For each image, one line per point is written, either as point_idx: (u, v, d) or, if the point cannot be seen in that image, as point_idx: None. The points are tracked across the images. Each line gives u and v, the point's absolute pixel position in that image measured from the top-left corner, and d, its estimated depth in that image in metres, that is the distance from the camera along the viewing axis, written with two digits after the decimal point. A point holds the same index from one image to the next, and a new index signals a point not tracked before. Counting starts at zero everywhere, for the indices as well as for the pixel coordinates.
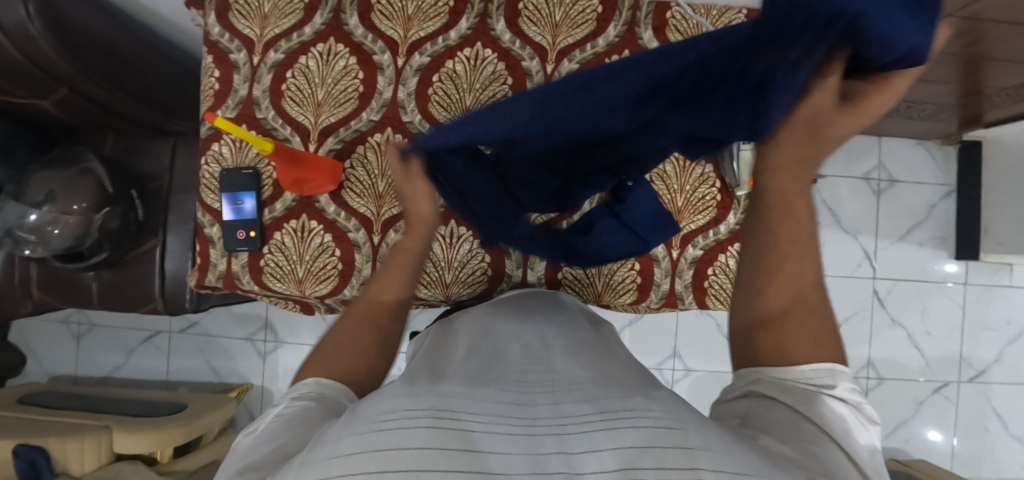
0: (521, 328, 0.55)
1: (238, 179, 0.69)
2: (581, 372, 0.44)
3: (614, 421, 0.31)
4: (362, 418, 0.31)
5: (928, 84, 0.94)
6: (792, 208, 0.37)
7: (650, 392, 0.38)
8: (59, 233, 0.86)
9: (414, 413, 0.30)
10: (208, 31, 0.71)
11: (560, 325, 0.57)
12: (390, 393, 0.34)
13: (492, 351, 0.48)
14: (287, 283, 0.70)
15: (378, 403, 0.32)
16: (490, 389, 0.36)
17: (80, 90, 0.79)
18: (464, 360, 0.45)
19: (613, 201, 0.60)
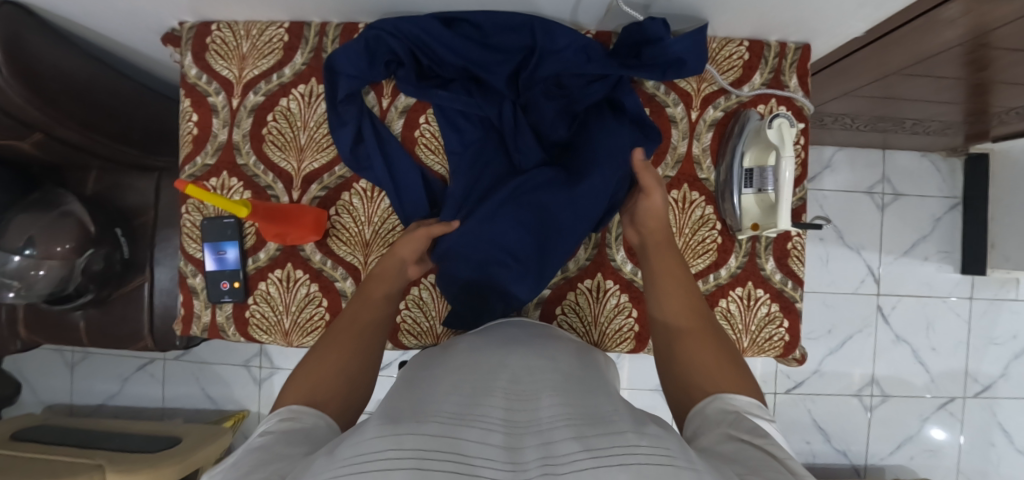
0: (506, 359, 0.49)
1: (220, 229, 0.66)
2: (568, 404, 0.38)
3: (610, 456, 0.27)
4: (337, 462, 0.27)
5: (934, 104, 0.91)
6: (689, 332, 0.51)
7: (636, 426, 0.32)
8: (44, 276, 0.84)
9: (397, 452, 0.26)
10: (185, 72, 0.68)
11: (551, 357, 0.51)
12: (369, 429, 0.30)
13: (481, 383, 0.42)
14: (273, 335, 0.68)
15: (355, 443, 0.28)
16: (480, 426, 0.32)
17: (55, 134, 0.77)
18: (446, 394, 0.39)
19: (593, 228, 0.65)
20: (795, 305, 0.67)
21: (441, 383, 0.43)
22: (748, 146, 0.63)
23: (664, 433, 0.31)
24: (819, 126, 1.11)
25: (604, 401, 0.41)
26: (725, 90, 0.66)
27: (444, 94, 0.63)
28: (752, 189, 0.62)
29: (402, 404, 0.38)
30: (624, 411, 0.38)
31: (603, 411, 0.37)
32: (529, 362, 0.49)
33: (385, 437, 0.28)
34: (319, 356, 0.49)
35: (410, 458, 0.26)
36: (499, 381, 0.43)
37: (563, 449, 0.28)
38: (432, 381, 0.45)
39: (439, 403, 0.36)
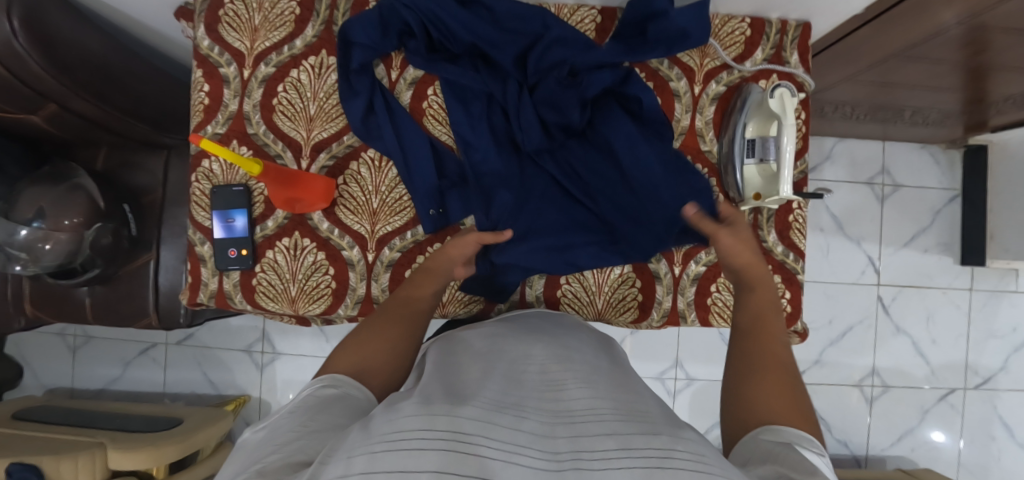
0: (531, 350, 0.50)
1: (229, 197, 0.67)
2: (603, 398, 0.39)
3: (637, 457, 0.28)
4: (375, 434, 0.28)
5: (934, 91, 0.92)
6: (765, 351, 0.51)
7: (672, 430, 0.33)
8: (50, 250, 0.85)
9: (431, 432, 0.28)
10: (197, 44, 0.69)
11: (570, 347, 0.52)
12: (406, 405, 0.32)
13: (510, 375, 0.43)
14: (280, 303, 0.68)
15: (392, 419, 0.30)
16: (509, 414, 0.33)
17: (68, 106, 0.77)
18: (479, 378, 0.41)
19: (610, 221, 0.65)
20: (797, 277, 0.68)
21: (469, 369, 0.44)
22: (749, 118, 0.64)
23: (695, 443, 0.32)
24: (820, 115, 1.13)
25: (645, 403, 0.42)
26: (728, 65, 0.68)
27: (453, 67, 0.64)
28: (755, 159, 0.64)
29: (434, 385, 0.39)
30: (659, 414, 0.39)
31: (642, 409, 0.39)
32: (552, 351, 0.50)
33: (421, 416, 0.29)
34: (367, 333, 0.51)
35: (443, 439, 0.27)
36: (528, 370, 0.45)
37: (591, 446, 0.30)
38: (461, 364, 0.46)
39: (473, 390, 0.38)
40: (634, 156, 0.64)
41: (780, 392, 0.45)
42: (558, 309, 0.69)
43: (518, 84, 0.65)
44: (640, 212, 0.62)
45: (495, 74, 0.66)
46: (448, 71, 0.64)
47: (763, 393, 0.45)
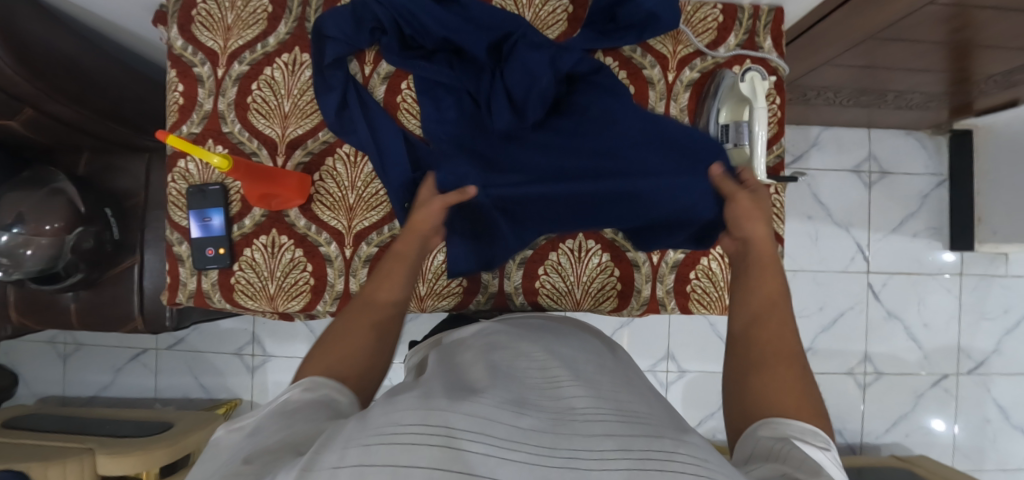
0: (529, 348, 0.48)
1: (204, 196, 0.67)
2: (599, 399, 0.38)
3: (641, 459, 0.27)
4: (369, 427, 0.28)
5: (915, 73, 0.92)
6: (775, 336, 0.47)
7: (676, 433, 0.32)
8: (33, 255, 0.84)
9: (426, 427, 0.27)
10: (170, 44, 0.69)
11: (569, 347, 0.51)
12: (405, 400, 0.31)
13: (506, 369, 0.42)
14: (259, 300, 0.68)
15: (388, 412, 0.29)
16: (507, 407, 0.32)
17: (45, 109, 0.77)
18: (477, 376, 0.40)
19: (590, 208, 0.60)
20: None
21: (469, 367, 0.43)
22: (722, 103, 0.64)
23: (698, 444, 0.31)
24: (803, 102, 1.13)
25: (642, 403, 0.40)
26: (700, 52, 0.68)
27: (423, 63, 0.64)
28: (729, 143, 0.63)
29: (435, 381, 0.38)
30: (663, 416, 0.38)
31: (637, 410, 0.37)
32: (551, 351, 0.48)
33: (419, 411, 0.28)
34: (340, 333, 0.49)
35: (439, 434, 0.26)
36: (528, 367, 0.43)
37: (592, 445, 0.28)
38: (459, 363, 0.45)
39: (470, 386, 0.37)
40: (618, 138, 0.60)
41: (788, 386, 0.42)
42: (536, 299, 0.69)
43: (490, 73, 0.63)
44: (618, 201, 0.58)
45: (467, 68, 0.65)
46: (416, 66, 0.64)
47: (771, 389, 0.43)
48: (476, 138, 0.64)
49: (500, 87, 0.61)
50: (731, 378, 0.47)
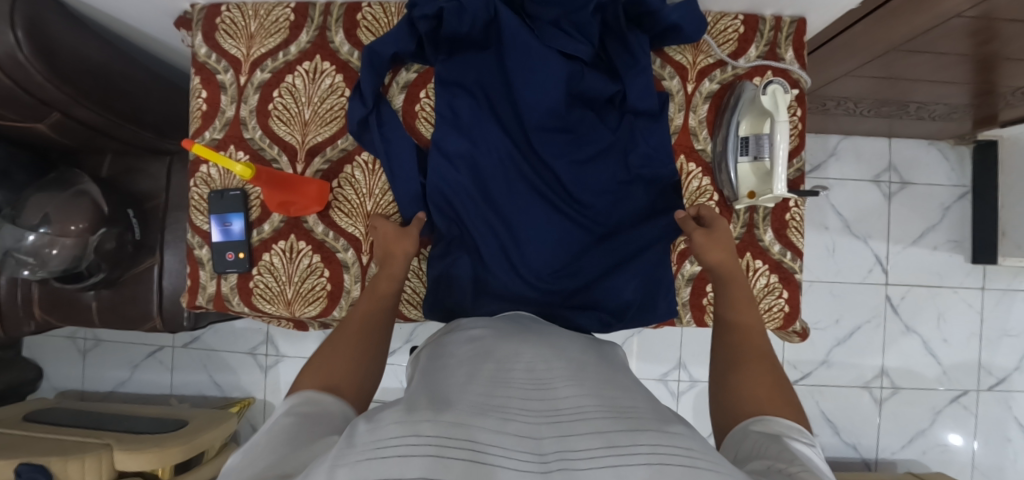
0: (522, 350, 0.48)
1: (225, 201, 0.68)
2: (590, 396, 0.38)
3: (625, 453, 0.27)
4: (358, 443, 0.28)
5: (938, 85, 0.90)
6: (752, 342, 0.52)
7: (659, 424, 0.32)
8: (57, 255, 0.87)
9: (417, 439, 0.27)
10: (195, 51, 0.70)
11: (561, 347, 0.51)
12: (389, 417, 0.31)
13: (496, 373, 0.42)
14: (276, 305, 0.69)
15: (375, 428, 0.29)
16: (495, 415, 0.33)
17: (73, 114, 0.80)
18: (465, 380, 0.41)
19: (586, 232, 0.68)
20: (794, 277, 0.67)
21: (457, 374, 0.43)
22: (743, 115, 0.63)
23: (684, 436, 0.31)
24: (822, 112, 1.11)
25: (630, 397, 0.40)
26: (722, 62, 0.67)
27: (459, 110, 0.68)
28: (748, 157, 0.63)
29: (421, 394, 0.38)
30: (648, 406, 0.38)
31: (625, 405, 0.37)
32: (545, 350, 0.49)
33: (408, 424, 0.29)
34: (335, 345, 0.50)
35: (429, 444, 0.26)
36: (517, 368, 0.44)
37: (576, 444, 0.29)
38: (448, 369, 0.46)
39: (449, 398, 0.36)
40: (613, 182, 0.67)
41: (765, 386, 0.45)
42: None
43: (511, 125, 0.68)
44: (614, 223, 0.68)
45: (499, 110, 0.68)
46: (453, 118, 0.68)
47: (747, 384, 0.46)
48: (504, 181, 0.68)
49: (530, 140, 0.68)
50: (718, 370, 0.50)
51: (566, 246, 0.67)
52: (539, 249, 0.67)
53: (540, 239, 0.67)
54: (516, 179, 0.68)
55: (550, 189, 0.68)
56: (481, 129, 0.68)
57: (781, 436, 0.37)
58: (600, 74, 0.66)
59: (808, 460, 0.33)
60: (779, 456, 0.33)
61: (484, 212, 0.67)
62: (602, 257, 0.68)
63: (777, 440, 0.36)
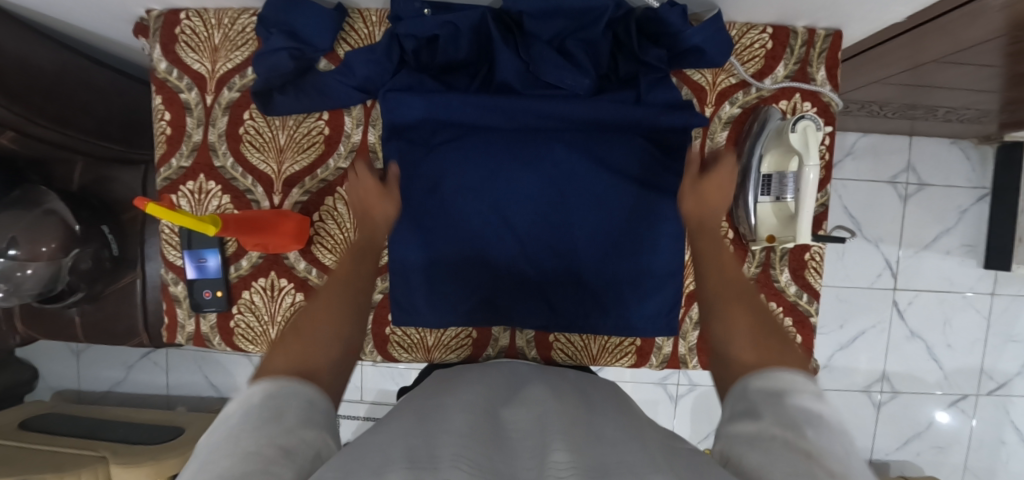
0: (518, 405, 0.46)
1: (198, 237, 0.63)
2: (574, 441, 0.35)
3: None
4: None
5: (972, 93, 0.83)
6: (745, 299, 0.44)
7: (659, 457, 0.30)
8: (31, 276, 0.81)
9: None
10: (154, 66, 0.63)
11: (558, 398, 0.48)
12: (388, 454, 0.30)
13: (495, 428, 0.39)
14: (259, 345, 0.65)
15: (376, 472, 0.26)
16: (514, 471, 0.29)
17: (28, 134, 0.71)
18: (459, 413, 0.40)
19: (587, 276, 0.62)
20: (810, 320, 0.62)
21: (455, 416, 0.39)
22: (767, 149, 0.57)
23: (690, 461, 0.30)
24: (842, 112, 1.03)
25: (614, 434, 0.38)
26: (745, 83, 0.60)
27: (454, 141, 0.61)
28: (770, 197, 0.57)
29: (411, 427, 0.37)
30: (628, 440, 0.36)
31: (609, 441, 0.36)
32: (544, 402, 0.46)
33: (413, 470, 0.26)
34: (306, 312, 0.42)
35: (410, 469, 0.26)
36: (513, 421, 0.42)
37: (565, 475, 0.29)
38: (441, 404, 0.44)
39: (437, 447, 0.31)
40: (617, 226, 0.61)
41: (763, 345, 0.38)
42: (548, 353, 0.68)
43: (508, 156, 0.60)
44: (618, 269, 0.62)
45: (496, 136, 0.60)
46: (445, 150, 0.60)
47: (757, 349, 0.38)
48: (502, 218, 0.61)
49: (530, 178, 0.60)
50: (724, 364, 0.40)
51: (566, 291, 0.63)
52: (540, 291, 0.64)
53: (540, 282, 0.63)
54: (516, 221, 0.61)
55: (554, 229, 0.62)
56: (478, 163, 0.60)
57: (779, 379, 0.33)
58: (606, 101, 0.58)
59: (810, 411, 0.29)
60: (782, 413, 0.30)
61: (479, 253, 0.62)
62: (603, 300, 0.63)
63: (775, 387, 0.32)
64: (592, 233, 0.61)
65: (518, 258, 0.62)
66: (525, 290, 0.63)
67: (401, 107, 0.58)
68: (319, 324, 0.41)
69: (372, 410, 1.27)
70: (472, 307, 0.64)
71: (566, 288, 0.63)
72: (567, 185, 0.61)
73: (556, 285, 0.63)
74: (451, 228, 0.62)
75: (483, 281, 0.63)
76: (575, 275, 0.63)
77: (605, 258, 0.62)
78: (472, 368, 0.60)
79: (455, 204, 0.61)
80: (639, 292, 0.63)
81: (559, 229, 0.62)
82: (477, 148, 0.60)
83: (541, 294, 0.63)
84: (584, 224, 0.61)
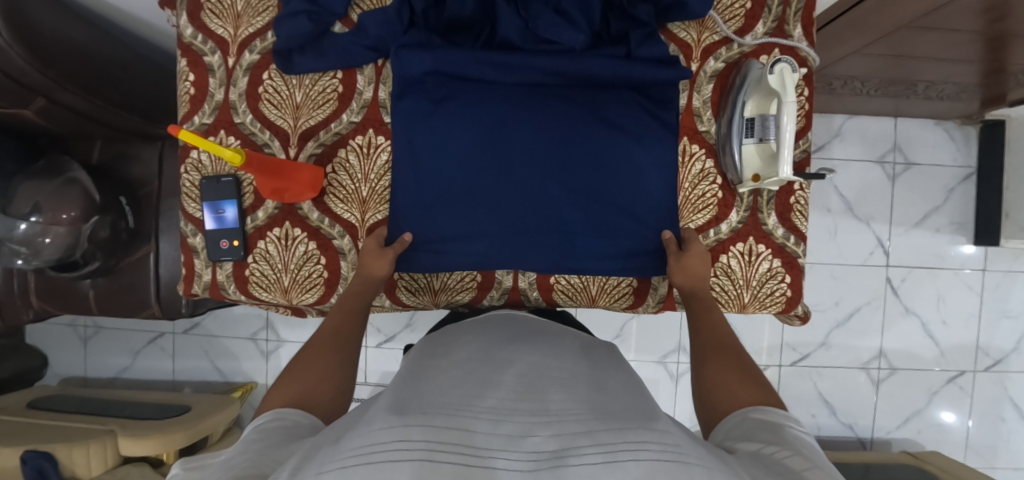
0: (516, 358, 0.48)
1: (218, 188, 0.66)
2: (579, 401, 0.38)
3: (614, 451, 0.28)
4: (345, 450, 0.28)
5: (947, 63, 0.87)
6: (725, 354, 0.51)
7: (645, 423, 0.33)
8: (51, 243, 0.84)
9: (406, 444, 0.28)
10: (180, 32, 0.67)
11: (555, 355, 0.50)
12: (380, 418, 0.31)
13: (486, 378, 0.42)
14: (273, 293, 0.69)
15: (363, 432, 0.30)
16: (486, 418, 0.33)
17: (57, 100, 0.76)
18: (453, 381, 0.41)
19: (584, 223, 0.66)
20: (798, 261, 0.66)
21: (447, 377, 0.43)
22: (749, 95, 0.61)
23: (670, 433, 0.31)
24: (828, 91, 1.08)
25: (619, 400, 0.40)
26: (728, 40, 0.65)
27: (459, 96, 0.64)
28: (754, 139, 0.61)
29: (408, 394, 0.39)
30: (635, 409, 0.38)
31: (616, 409, 0.38)
32: (534, 362, 0.47)
33: (395, 427, 0.29)
34: (304, 363, 0.49)
35: (419, 450, 0.27)
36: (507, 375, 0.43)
37: (565, 443, 0.30)
38: (439, 372, 0.45)
39: (430, 412, 0.33)
40: (608, 175, 0.65)
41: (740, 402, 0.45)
42: (550, 294, 0.70)
43: (507, 112, 0.65)
44: (611, 215, 0.66)
45: (494, 93, 0.65)
46: (450, 104, 0.65)
47: (732, 391, 0.46)
48: (499, 172, 0.65)
49: (527, 131, 0.65)
50: (701, 387, 0.49)
51: (563, 241, 0.66)
52: (539, 243, 0.66)
53: (539, 232, 0.66)
54: (516, 173, 0.65)
55: (551, 181, 0.65)
56: (480, 119, 0.65)
57: (763, 418, 0.41)
58: (601, 56, 0.62)
59: (796, 439, 0.37)
60: (768, 439, 0.37)
61: (477, 204, 0.65)
62: (598, 246, 0.66)
63: (757, 422, 0.40)
64: (586, 181, 0.65)
65: (515, 208, 0.65)
66: (523, 241, 0.66)
67: (407, 65, 0.62)
68: (315, 374, 0.48)
69: (375, 392, 1.28)
70: (472, 258, 0.66)
71: (561, 237, 0.66)
72: (566, 142, 0.65)
73: (552, 235, 0.66)
74: (453, 179, 0.65)
75: (482, 232, 0.66)
76: (570, 223, 0.66)
77: (597, 205, 0.66)
78: (467, 323, 0.63)
79: (455, 159, 0.65)
80: (634, 238, 0.66)
81: (553, 180, 0.65)
82: (478, 104, 0.64)
83: (538, 244, 0.66)
84: (576, 174, 0.65)
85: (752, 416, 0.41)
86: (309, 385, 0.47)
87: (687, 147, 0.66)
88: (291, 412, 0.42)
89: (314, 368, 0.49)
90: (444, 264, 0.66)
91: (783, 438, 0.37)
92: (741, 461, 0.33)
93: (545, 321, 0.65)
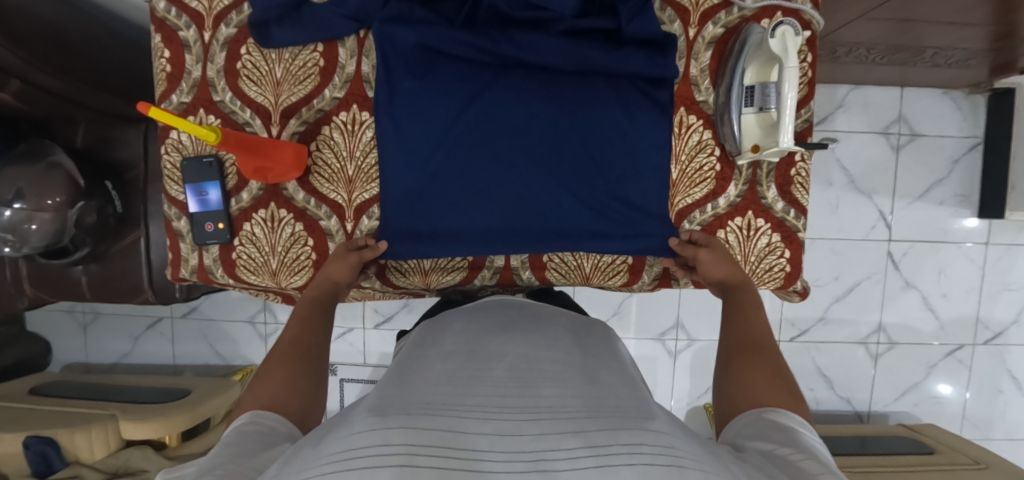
0: (507, 350, 0.46)
1: (200, 170, 0.64)
2: (571, 395, 0.37)
3: (606, 454, 0.26)
4: (323, 456, 0.26)
5: (957, 27, 0.84)
6: (752, 356, 0.48)
7: (639, 422, 0.31)
8: (37, 230, 0.82)
9: (385, 448, 0.26)
10: (152, 6, 0.64)
11: (547, 345, 0.48)
12: (362, 421, 0.30)
13: (475, 373, 0.41)
14: (261, 276, 0.67)
15: (344, 437, 0.28)
16: (473, 416, 0.31)
17: (32, 82, 0.73)
18: (443, 378, 0.40)
19: (574, 204, 0.64)
20: (797, 235, 0.64)
21: (433, 372, 0.42)
22: (749, 61, 0.58)
23: (664, 433, 0.29)
24: (832, 60, 1.04)
25: (615, 394, 0.39)
26: (727, 3, 0.61)
27: (443, 73, 0.62)
28: (754, 108, 0.58)
29: (393, 392, 0.38)
30: (632, 405, 0.36)
31: (610, 405, 0.36)
32: (524, 353, 0.46)
33: (374, 430, 0.28)
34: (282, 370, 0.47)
35: (396, 454, 0.25)
36: (498, 367, 0.42)
37: (558, 443, 0.27)
38: (426, 366, 0.44)
39: (414, 414, 0.31)
40: (598, 154, 0.64)
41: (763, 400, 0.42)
42: (543, 273, 0.69)
43: (493, 90, 0.62)
44: (601, 196, 0.64)
45: (480, 70, 0.62)
46: (433, 81, 0.62)
47: (758, 390, 0.44)
48: (486, 153, 0.63)
49: (515, 109, 0.63)
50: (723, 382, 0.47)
51: (554, 222, 0.64)
52: (528, 226, 0.64)
53: (528, 214, 0.64)
54: (505, 154, 0.63)
55: (539, 162, 0.64)
56: (465, 97, 0.62)
57: (778, 418, 0.39)
58: (593, 23, 0.59)
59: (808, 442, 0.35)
60: (782, 441, 0.35)
61: (465, 187, 0.63)
62: (588, 227, 0.64)
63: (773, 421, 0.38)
64: (575, 162, 0.64)
65: (503, 190, 0.64)
66: (511, 224, 0.64)
67: (392, 38, 0.60)
68: (291, 385, 0.45)
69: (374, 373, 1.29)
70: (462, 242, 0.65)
71: (550, 219, 0.64)
72: (554, 120, 0.63)
73: (541, 217, 0.64)
74: (438, 160, 0.63)
75: (470, 215, 0.64)
76: (559, 204, 0.64)
77: (587, 185, 0.64)
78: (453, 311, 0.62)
79: (440, 140, 0.63)
80: (627, 216, 0.64)
81: (541, 161, 0.64)
82: (462, 81, 0.62)
83: (527, 226, 0.64)
84: (566, 155, 0.64)
85: (772, 415, 0.39)
86: (281, 397, 0.44)
87: (683, 117, 0.63)
88: (268, 418, 0.40)
89: (290, 377, 0.46)
90: (429, 250, 0.65)
91: (797, 440, 0.35)
92: (747, 461, 0.32)
93: (537, 304, 0.64)
